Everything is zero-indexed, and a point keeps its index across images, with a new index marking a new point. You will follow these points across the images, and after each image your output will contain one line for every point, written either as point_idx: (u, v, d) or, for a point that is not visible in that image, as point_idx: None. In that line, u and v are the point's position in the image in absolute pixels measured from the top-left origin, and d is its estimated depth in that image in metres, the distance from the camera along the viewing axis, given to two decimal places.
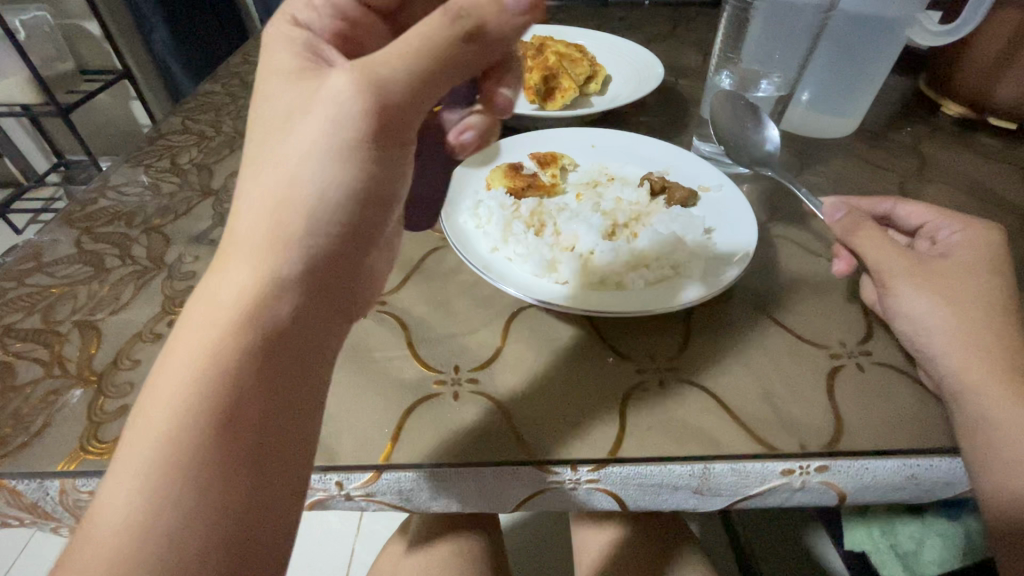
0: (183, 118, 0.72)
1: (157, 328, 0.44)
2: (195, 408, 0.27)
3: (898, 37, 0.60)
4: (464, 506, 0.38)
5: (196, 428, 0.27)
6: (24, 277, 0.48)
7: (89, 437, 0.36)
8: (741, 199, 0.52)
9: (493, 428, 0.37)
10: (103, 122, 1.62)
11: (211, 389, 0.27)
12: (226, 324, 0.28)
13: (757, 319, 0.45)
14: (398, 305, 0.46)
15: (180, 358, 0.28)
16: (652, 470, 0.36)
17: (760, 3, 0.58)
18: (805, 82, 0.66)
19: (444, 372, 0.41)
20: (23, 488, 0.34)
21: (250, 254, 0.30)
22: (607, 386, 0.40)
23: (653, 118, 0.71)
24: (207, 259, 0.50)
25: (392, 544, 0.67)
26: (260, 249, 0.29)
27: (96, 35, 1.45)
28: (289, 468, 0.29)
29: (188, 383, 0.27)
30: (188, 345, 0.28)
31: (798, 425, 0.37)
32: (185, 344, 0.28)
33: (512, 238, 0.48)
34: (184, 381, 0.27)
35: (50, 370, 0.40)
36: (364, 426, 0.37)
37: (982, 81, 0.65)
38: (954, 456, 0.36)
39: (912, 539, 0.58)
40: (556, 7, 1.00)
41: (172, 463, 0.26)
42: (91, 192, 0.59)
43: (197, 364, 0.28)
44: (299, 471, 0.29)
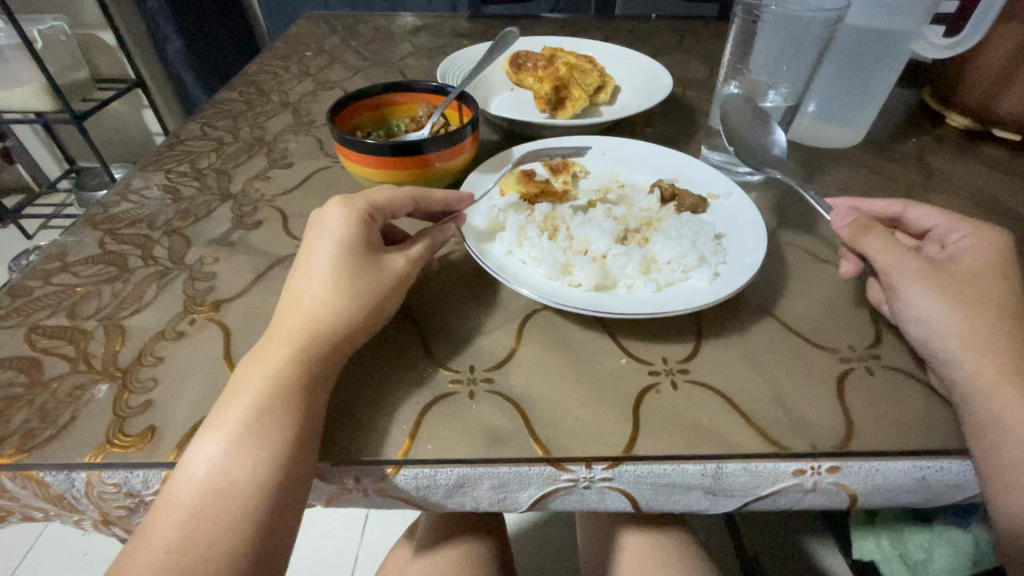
0: (202, 124, 0.74)
1: (179, 326, 0.45)
2: (225, 453, 0.34)
3: (905, 50, 0.61)
4: (478, 505, 0.39)
5: (234, 493, 0.33)
6: (50, 276, 0.50)
7: (115, 431, 0.37)
8: (750, 205, 0.53)
9: (509, 426, 0.38)
10: (115, 130, 1.65)
11: (237, 443, 0.34)
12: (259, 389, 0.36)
13: (767, 323, 0.46)
14: (414, 305, 0.47)
15: (225, 407, 0.35)
16: (665, 469, 0.36)
17: (767, 16, 0.60)
18: (812, 92, 0.67)
19: (460, 371, 0.41)
20: (51, 480, 0.35)
21: (282, 343, 0.38)
22: (621, 386, 0.41)
23: (661, 127, 0.73)
24: (226, 261, 0.51)
25: (399, 547, 0.67)
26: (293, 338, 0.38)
27: (110, 45, 1.48)
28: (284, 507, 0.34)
29: (220, 455, 0.34)
30: (225, 423, 0.35)
31: (809, 426, 0.38)
32: (218, 431, 0.34)
33: (526, 242, 0.49)
34: (214, 463, 0.33)
35: (76, 366, 0.41)
36: (383, 423, 0.38)
37: (986, 94, 0.66)
38: (964, 458, 0.37)
39: (923, 548, 0.58)
40: (564, 20, 1.02)
41: (202, 525, 0.32)
42: (114, 195, 0.60)
43: (226, 440, 0.34)
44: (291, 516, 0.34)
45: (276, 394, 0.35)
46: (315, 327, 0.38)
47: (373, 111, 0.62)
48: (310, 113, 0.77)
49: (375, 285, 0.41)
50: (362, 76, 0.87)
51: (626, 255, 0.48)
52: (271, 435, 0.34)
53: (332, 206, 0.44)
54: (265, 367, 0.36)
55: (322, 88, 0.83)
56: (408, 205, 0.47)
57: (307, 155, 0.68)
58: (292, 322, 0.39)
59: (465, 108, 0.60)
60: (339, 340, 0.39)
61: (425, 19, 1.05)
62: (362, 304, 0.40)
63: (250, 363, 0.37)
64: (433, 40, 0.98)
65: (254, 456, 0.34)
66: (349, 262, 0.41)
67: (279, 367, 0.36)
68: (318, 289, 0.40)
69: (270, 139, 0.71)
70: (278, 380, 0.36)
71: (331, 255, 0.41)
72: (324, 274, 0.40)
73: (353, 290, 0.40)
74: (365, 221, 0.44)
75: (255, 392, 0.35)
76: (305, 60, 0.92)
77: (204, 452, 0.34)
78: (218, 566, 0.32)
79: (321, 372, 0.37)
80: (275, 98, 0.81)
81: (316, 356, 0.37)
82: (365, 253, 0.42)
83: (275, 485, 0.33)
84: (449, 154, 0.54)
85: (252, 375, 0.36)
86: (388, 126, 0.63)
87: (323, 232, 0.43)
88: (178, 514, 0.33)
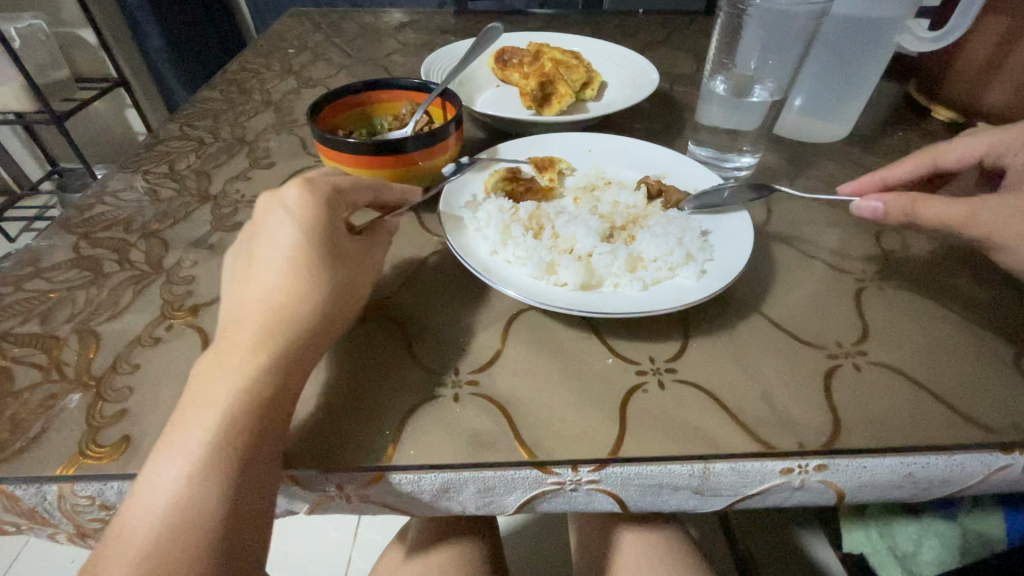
0: (181, 124, 0.72)
1: (156, 332, 0.43)
2: (189, 472, 0.32)
3: (890, 44, 0.61)
4: (464, 509, 0.38)
5: (197, 512, 0.32)
6: (21, 282, 0.48)
7: (88, 441, 0.36)
8: (737, 204, 0.53)
9: (494, 430, 0.37)
10: (97, 131, 1.62)
11: (202, 462, 0.32)
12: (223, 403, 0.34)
13: (755, 321, 0.45)
14: (398, 308, 0.46)
15: (187, 422, 0.34)
16: (652, 470, 0.36)
17: (752, 11, 0.59)
18: (798, 86, 0.67)
19: (445, 374, 0.41)
20: (22, 494, 0.34)
21: (242, 352, 0.36)
22: (607, 387, 0.40)
23: (649, 123, 0.72)
24: (205, 264, 0.50)
25: (390, 550, 0.66)
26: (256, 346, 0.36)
27: (90, 43, 1.45)
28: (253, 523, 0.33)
29: (182, 474, 0.32)
30: (187, 438, 0.33)
31: (796, 425, 0.37)
32: (178, 448, 0.33)
33: (511, 241, 0.48)
34: (177, 483, 0.32)
35: (48, 375, 0.40)
36: (365, 429, 0.37)
37: (973, 86, 0.66)
38: (951, 454, 0.36)
39: (911, 540, 0.59)
40: (551, 15, 1.01)
41: (168, 549, 0.31)
42: (89, 198, 0.59)
43: (190, 458, 0.32)
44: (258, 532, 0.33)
45: (241, 408, 0.34)
46: (278, 332, 0.36)
47: (355, 109, 0.61)
48: (292, 111, 0.75)
49: (341, 286, 0.39)
50: (346, 74, 0.86)
51: (612, 254, 0.47)
52: (236, 449, 0.33)
53: (291, 190, 0.40)
54: (227, 377, 0.35)
55: (305, 86, 0.82)
56: (370, 195, 0.44)
57: (289, 155, 0.66)
58: (251, 325, 0.36)
59: (449, 105, 0.59)
60: (304, 345, 0.37)
61: (410, 16, 1.04)
62: (327, 305, 0.38)
63: (209, 371, 0.35)
64: (418, 37, 0.97)
65: (217, 472, 0.32)
66: (313, 259, 0.38)
67: (242, 377, 0.35)
68: (278, 288, 0.37)
69: (251, 138, 0.70)
70: (245, 394, 0.34)
71: (291, 251, 0.38)
72: (284, 273, 0.38)
73: (318, 292, 0.38)
74: (331, 208, 0.41)
75: (219, 405, 0.34)
76: (288, 57, 0.91)
77: (164, 469, 0.32)
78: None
79: (285, 380, 0.36)
80: (256, 96, 0.79)
81: (280, 364, 0.36)
82: (330, 249, 0.39)
83: (245, 503, 0.32)
84: (431, 152, 0.53)
85: (213, 386, 0.35)
86: (370, 124, 0.62)
87: (284, 225, 0.39)
88: (139, 536, 0.31)
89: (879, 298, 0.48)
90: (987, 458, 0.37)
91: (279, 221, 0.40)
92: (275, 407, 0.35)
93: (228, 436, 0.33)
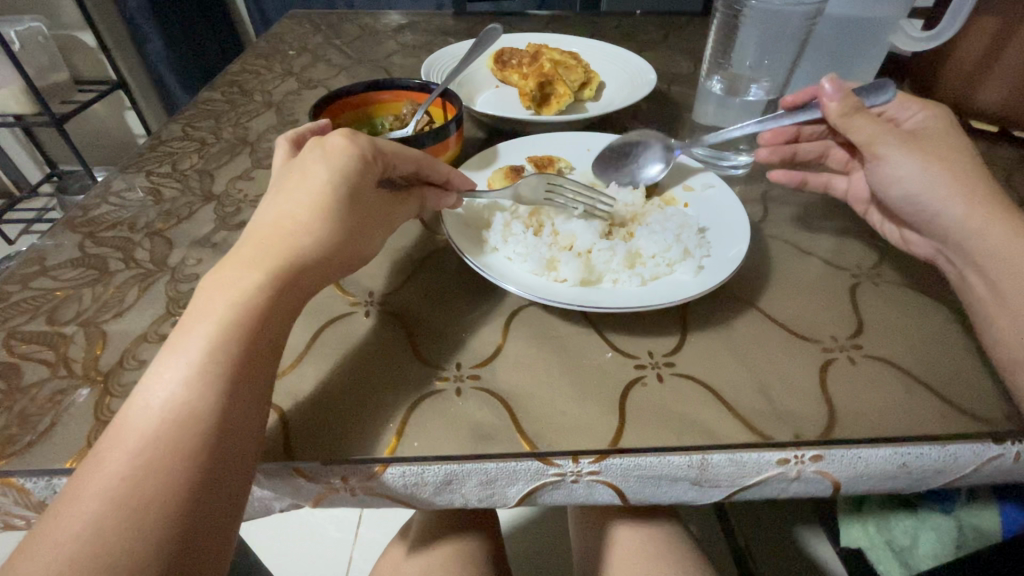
0: (183, 125, 0.73)
1: (162, 329, 0.44)
2: (189, 375, 0.32)
3: (882, 43, 0.62)
4: (467, 501, 0.39)
5: (190, 417, 0.31)
6: (28, 280, 0.49)
7: (96, 435, 0.36)
8: (734, 198, 0.54)
9: (495, 422, 0.38)
10: (97, 133, 1.62)
11: (204, 368, 0.32)
12: (232, 311, 0.34)
13: (751, 315, 0.46)
14: (400, 304, 0.46)
15: (197, 323, 0.34)
16: (651, 461, 0.37)
17: (748, 11, 0.60)
18: (793, 86, 0.68)
19: (447, 368, 0.41)
20: (32, 487, 0.34)
21: (258, 270, 0.36)
22: (607, 381, 0.41)
23: (647, 123, 0.73)
24: (210, 262, 0.51)
25: (392, 547, 0.67)
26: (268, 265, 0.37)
27: (90, 45, 1.46)
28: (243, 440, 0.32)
29: (185, 374, 0.32)
30: (184, 352, 0.33)
31: (793, 416, 0.38)
32: (182, 354, 0.33)
33: (511, 238, 0.49)
34: (178, 383, 0.32)
35: (56, 371, 0.41)
36: (368, 423, 0.37)
37: (966, 85, 0.67)
38: (945, 445, 0.37)
39: (907, 533, 0.60)
40: (548, 17, 1.02)
41: (157, 449, 0.30)
42: (93, 198, 0.59)
43: (192, 360, 0.32)
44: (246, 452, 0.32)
45: (237, 329, 0.34)
46: (284, 258, 0.37)
47: (357, 109, 0.61)
48: (293, 112, 0.76)
49: (346, 229, 0.40)
50: (346, 75, 0.86)
51: (610, 250, 0.48)
52: (230, 366, 0.33)
53: (334, 138, 0.42)
54: (226, 298, 0.35)
55: (306, 87, 0.83)
56: (411, 166, 0.46)
57: None
58: (255, 249, 0.37)
59: (449, 105, 0.61)
60: (300, 275, 0.38)
61: (409, 18, 1.05)
62: (331, 240, 0.39)
63: (208, 293, 0.35)
64: (417, 38, 0.98)
65: (219, 379, 0.32)
66: (337, 194, 0.40)
67: (241, 300, 0.35)
68: (292, 219, 0.39)
69: (253, 138, 0.70)
70: (252, 305, 0.35)
71: (318, 191, 0.39)
72: (307, 202, 0.39)
73: (334, 224, 0.39)
74: (365, 162, 0.42)
75: (218, 322, 0.34)
76: (288, 58, 0.91)
77: (160, 382, 0.32)
78: (156, 509, 0.29)
79: (279, 305, 0.36)
80: (257, 97, 0.80)
81: (276, 293, 0.36)
82: (349, 196, 0.41)
83: (238, 417, 0.32)
84: (434, 150, 0.54)
85: (212, 305, 0.35)
86: (372, 124, 0.63)
87: (319, 157, 0.41)
88: (120, 453, 0.30)
89: (874, 293, 0.48)
90: (979, 448, 0.37)
91: (310, 154, 0.42)
92: (266, 330, 0.35)
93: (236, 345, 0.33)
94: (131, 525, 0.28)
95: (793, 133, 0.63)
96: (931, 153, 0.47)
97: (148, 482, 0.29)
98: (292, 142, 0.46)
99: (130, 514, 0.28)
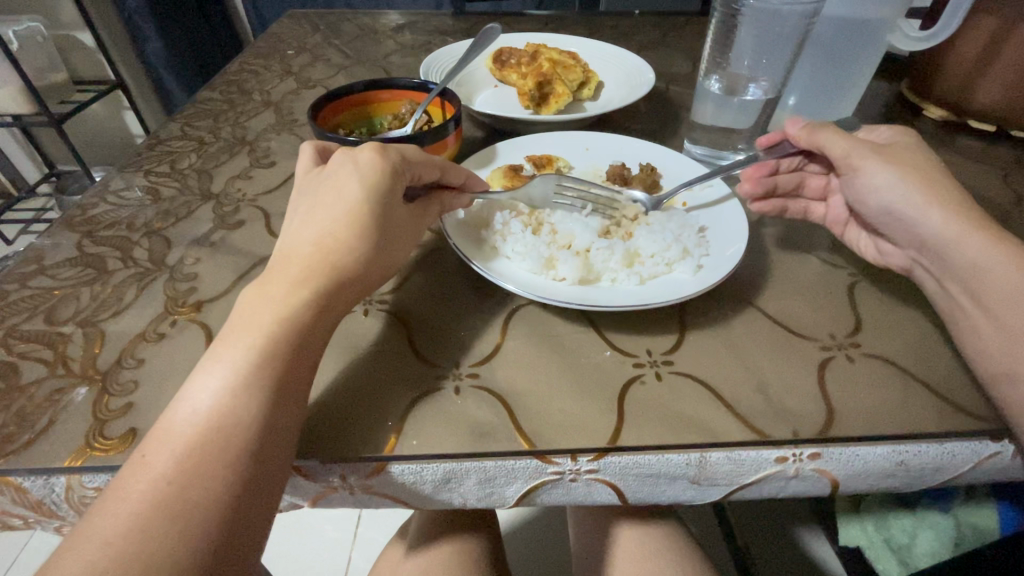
0: (182, 124, 0.73)
1: (160, 328, 0.44)
2: (232, 384, 0.33)
3: (881, 43, 0.62)
4: (465, 500, 0.39)
5: (231, 425, 0.32)
6: (26, 279, 0.49)
7: (95, 434, 0.36)
8: (733, 197, 0.54)
9: (494, 420, 0.38)
10: (95, 133, 1.62)
11: (246, 378, 0.33)
12: (276, 324, 0.35)
13: (749, 314, 0.46)
14: (398, 303, 0.47)
15: (239, 335, 0.35)
16: (649, 459, 0.37)
17: (747, 10, 0.60)
18: (791, 86, 0.68)
19: (445, 366, 0.41)
20: (29, 485, 0.34)
21: (296, 284, 0.37)
22: (605, 379, 0.41)
23: (645, 122, 0.73)
24: (208, 261, 0.51)
25: (391, 547, 0.67)
26: (306, 278, 0.37)
27: (89, 45, 1.45)
28: (281, 451, 0.33)
29: (227, 384, 0.33)
30: (229, 362, 0.33)
31: (791, 415, 0.38)
32: (225, 363, 0.33)
33: (511, 237, 0.49)
34: (220, 391, 0.33)
35: (54, 369, 0.41)
36: (367, 421, 0.37)
37: (963, 85, 0.67)
38: (942, 442, 0.37)
39: (906, 532, 0.60)
40: (547, 16, 1.02)
41: (198, 455, 0.31)
42: (92, 197, 0.59)
43: (235, 370, 0.33)
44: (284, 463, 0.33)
45: (280, 344, 0.35)
46: (324, 274, 0.37)
47: (355, 108, 0.61)
48: (292, 112, 0.76)
49: (380, 245, 0.41)
50: (345, 75, 0.86)
51: (610, 249, 0.48)
52: (275, 380, 0.34)
53: (365, 151, 0.42)
54: (269, 311, 0.36)
55: (305, 87, 0.83)
56: (436, 173, 0.46)
57: (290, 154, 0.67)
58: (296, 265, 0.38)
59: (448, 104, 0.61)
60: (340, 291, 0.38)
61: (407, 17, 1.05)
62: (368, 256, 0.39)
63: (251, 304, 0.36)
64: (416, 38, 0.98)
65: (261, 390, 0.33)
66: (372, 209, 0.40)
67: (285, 316, 0.36)
68: (327, 235, 0.39)
69: (252, 138, 0.70)
70: (290, 318, 0.36)
71: (351, 205, 0.39)
72: (342, 216, 0.39)
73: (368, 238, 0.39)
74: (396, 174, 0.42)
75: (262, 335, 0.35)
76: (287, 58, 0.91)
77: (203, 388, 0.33)
78: (199, 515, 0.29)
79: (320, 322, 0.37)
80: (256, 97, 0.80)
81: (318, 307, 0.37)
82: (382, 211, 0.41)
83: (279, 428, 0.33)
84: (433, 150, 0.54)
85: (254, 317, 0.35)
86: (370, 123, 0.62)
87: (352, 170, 0.41)
88: (165, 457, 0.31)
89: (872, 292, 0.48)
90: (976, 446, 0.37)
91: (343, 166, 0.42)
92: (307, 345, 0.36)
93: (277, 357, 0.34)
94: (174, 529, 0.28)
95: (772, 164, 0.56)
96: (928, 152, 0.47)
97: (192, 489, 0.30)
98: (317, 151, 0.46)
99: (175, 518, 0.29)
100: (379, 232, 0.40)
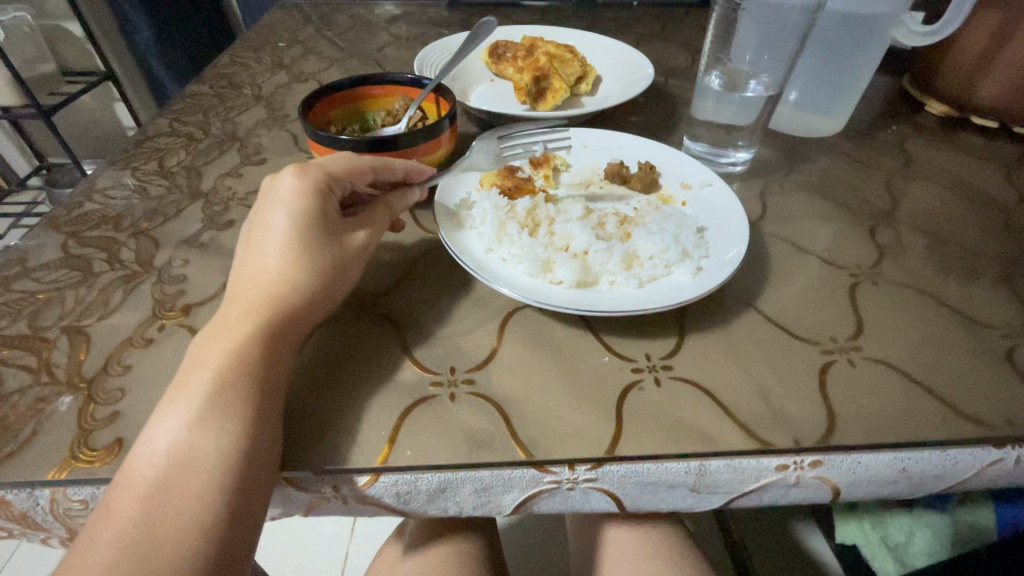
0: (171, 119, 0.71)
1: (147, 333, 0.43)
2: (196, 422, 0.32)
3: (885, 37, 0.61)
4: (461, 508, 0.38)
5: (199, 462, 0.31)
6: (10, 282, 0.48)
7: (79, 444, 0.35)
8: (730, 196, 0.53)
9: (489, 428, 0.37)
10: (86, 126, 1.59)
11: (209, 413, 0.33)
12: (234, 355, 0.35)
13: (750, 316, 0.45)
14: (392, 306, 0.45)
15: (200, 369, 0.34)
16: (649, 468, 0.36)
17: (749, 4, 0.58)
18: (793, 81, 0.67)
19: (440, 372, 0.41)
20: (13, 498, 0.33)
21: (253, 313, 0.37)
22: (604, 385, 0.40)
23: (643, 117, 0.72)
24: (197, 262, 0.50)
25: (388, 547, 0.66)
26: (263, 307, 0.37)
27: (77, 35, 1.42)
28: (254, 480, 0.32)
29: (188, 422, 0.32)
30: (189, 398, 0.33)
31: (791, 421, 0.38)
32: (185, 399, 0.33)
33: (507, 239, 0.48)
34: (180, 430, 0.32)
35: (38, 377, 0.40)
36: (355, 431, 0.36)
37: (965, 81, 0.66)
38: (943, 448, 0.37)
39: (903, 531, 0.59)
40: (544, 8, 1.01)
41: (169, 495, 0.31)
42: (77, 196, 0.58)
43: (194, 410, 0.33)
44: (260, 491, 0.32)
45: (238, 370, 0.34)
46: (271, 303, 0.38)
47: (348, 104, 0.60)
48: (284, 106, 0.75)
49: (328, 263, 0.40)
50: (338, 67, 0.85)
51: (608, 252, 0.47)
52: (238, 412, 0.33)
53: (285, 176, 0.42)
54: (225, 344, 0.35)
55: (297, 80, 0.81)
56: (368, 176, 0.46)
57: (282, 151, 0.66)
58: (246, 301, 0.38)
59: (443, 100, 0.59)
60: (299, 310, 0.39)
61: (403, 8, 1.03)
62: (320, 274, 0.40)
63: (209, 342, 0.36)
64: (411, 29, 0.96)
65: (226, 420, 0.33)
66: (309, 235, 0.40)
67: (247, 347, 0.35)
68: (271, 267, 0.39)
69: (243, 134, 0.69)
70: (243, 352, 0.35)
71: (285, 234, 0.40)
72: (281, 246, 0.39)
73: (312, 264, 0.39)
74: (323, 193, 0.42)
75: (219, 368, 0.34)
76: (279, 50, 0.89)
77: (165, 429, 0.33)
78: (174, 554, 0.29)
79: (283, 340, 0.37)
80: (247, 91, 0.78)
81: (274, 334, 0.37)
82: (317, 230, 0.41)
83: (246, 458, 0.32)
84: (427, 148, 0.52)
85: (211, 354, 0.35)
86: (363, 119, 0.61)
87: (278, 204, 0.41)
88: (129, 501, 0.31)
89: (874, 293, 0.48)
90: (979, 452, 0.37)
91: (270, 200, 0.42)
92: (272, 375, 0.36)
93: (235, 388, 0.34)
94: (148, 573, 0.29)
95: None
96: None
97: (166, 527, 0.30)
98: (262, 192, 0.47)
99: (146, 559, 0.29)
100: (320, 254, 0.40)
